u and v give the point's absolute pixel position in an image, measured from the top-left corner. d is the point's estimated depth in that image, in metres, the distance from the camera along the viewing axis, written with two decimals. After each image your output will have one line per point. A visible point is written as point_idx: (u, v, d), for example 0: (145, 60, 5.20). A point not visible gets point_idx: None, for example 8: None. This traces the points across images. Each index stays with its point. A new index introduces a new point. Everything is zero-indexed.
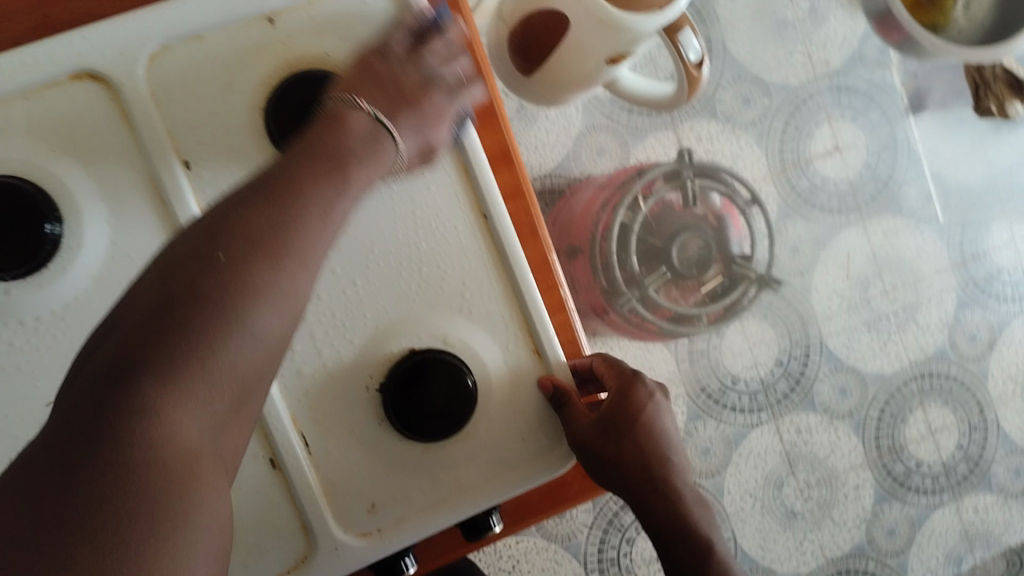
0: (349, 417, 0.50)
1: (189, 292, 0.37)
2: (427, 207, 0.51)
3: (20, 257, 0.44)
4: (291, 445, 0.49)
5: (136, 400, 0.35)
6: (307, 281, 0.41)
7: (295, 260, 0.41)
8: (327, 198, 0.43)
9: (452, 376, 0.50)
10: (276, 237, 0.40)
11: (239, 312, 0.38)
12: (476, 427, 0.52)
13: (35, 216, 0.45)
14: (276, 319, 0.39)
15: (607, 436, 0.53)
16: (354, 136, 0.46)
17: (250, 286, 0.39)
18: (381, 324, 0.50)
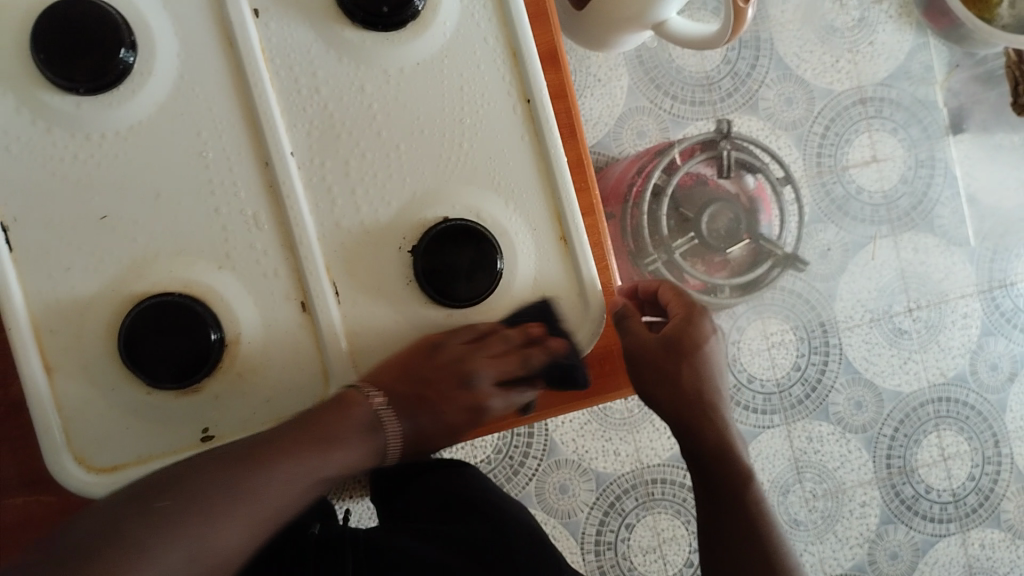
0: (379, 274, 0.52)
1: (132, 511, 0.43)
2: (474, 84, 0.53)
3: (92, 74, 0.47)
4: (322, 291, 0.51)
5: None
6: (234, 534, 0.45)
7: (234, 509, 0.45)
8: (282, 474, 0.47)
9: (482, 245, 0.51)
10: (227, 491, 0.45)
11: (152, 550, 0.42)
12: (498, 302, 0.53)
13: (111, 40, 0.47)
14: (187, 565, 0.43)
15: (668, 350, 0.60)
16: (350, 426, 0.49)
17: (182, 527, 0.43)
18: (418, 191, 0.52)
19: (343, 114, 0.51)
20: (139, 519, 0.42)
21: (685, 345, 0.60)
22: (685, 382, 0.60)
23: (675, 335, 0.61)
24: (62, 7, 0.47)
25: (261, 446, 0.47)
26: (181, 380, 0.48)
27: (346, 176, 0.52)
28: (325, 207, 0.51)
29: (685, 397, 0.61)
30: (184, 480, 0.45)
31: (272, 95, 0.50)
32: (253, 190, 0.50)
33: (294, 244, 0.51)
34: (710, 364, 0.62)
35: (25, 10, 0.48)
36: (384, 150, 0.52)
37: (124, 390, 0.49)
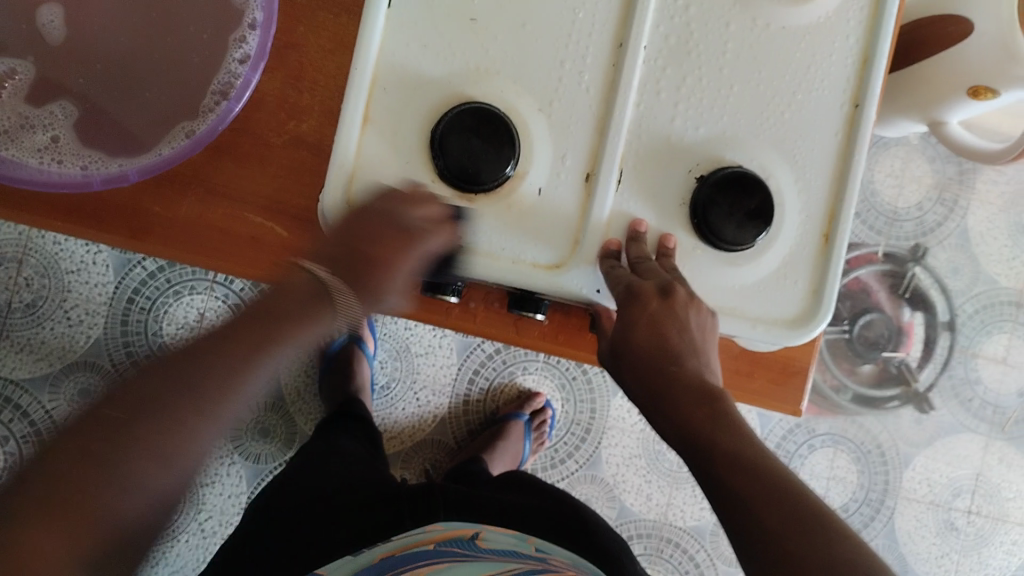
0: (663, 184, 0.55)
1: (212, 352, 0.48)
2: (819, 70, 0.56)
3: None
4: (611, 171, 0.54)
5: (138, 425, 0.45)
6: (262, 371, 0.49)
7: (263, 351, 0.49)
8: (300, 330, 0.50)
9: (763, 202, 0.54)
10: (264, 335, 0.49)
11: (224, 380, 0.48)
12: (749, 258, 0.55)
13: None
14: (254, 387, 0.49)
15: (629, 300, 0.51)
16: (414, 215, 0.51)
17: (234, 361, 0.48)
18: (728, 132, 0.55)
19: (701, 37, 0.55)
20: (220, 358, 0.48)
21: (644, 295, 0.50)
22: (637, 335, 0.51)
23: (647, 288, 0.51)
24: None
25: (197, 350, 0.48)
26: (470, 181, 0.52)
27: (676, 89, 0.55)
28: (646, 107, 0.55)
29: (661, 333, 0.50)
30: (245, 322, 0.50)
31: None
32: (599, 61, 0.54)
33: (609, 122, 0.54)
34: (697, 330, 0.51)
35: None
36: (717, 85, 0.55)
37: (417, 165, 0.53)
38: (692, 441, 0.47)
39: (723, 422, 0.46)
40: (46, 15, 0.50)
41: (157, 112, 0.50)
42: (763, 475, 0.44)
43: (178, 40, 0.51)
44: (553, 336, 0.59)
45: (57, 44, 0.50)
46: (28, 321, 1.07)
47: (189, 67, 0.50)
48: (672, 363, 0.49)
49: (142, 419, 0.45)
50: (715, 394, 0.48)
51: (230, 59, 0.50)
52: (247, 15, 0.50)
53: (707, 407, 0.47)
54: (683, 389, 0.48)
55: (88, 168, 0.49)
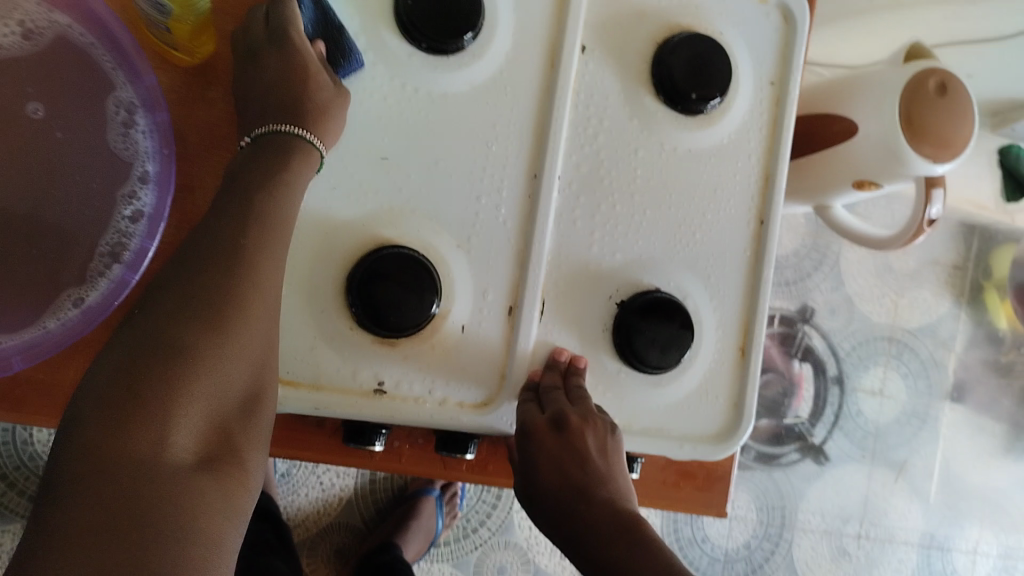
0: (586, 312, 0.55)
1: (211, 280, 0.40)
2: (725, 189, 0.57)
3: (430, 38, 0.50)
4: (533, 304, 0.53)
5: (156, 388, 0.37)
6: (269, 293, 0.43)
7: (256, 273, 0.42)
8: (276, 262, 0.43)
9: (685, 324, 0.54)
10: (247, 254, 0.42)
11: (230, 316, 0.40)
12: (671, 380, 0.56)
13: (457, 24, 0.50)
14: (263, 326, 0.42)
15: (528, 435, 0.49)
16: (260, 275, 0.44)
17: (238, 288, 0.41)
18: (644, 256, 0.56)
19: (612, 162, 0.55)
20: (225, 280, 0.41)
21: (538, 430, 0.49)
22: (543, 471, 0.48)
23: (552, 417, 0.49)
24: None
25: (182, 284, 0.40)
26: (390, 331, 0.50)
27: (592, 216, 0.55)
28: (564, 236, 0.54)
29: (564, 468, 0.48)
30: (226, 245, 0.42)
31: (567, 122, 0.54)
32: (515, 194, 0.53)
33: (528, 255, 0.53)
34: (605, 454, 0.49)
35: None
36: (631, 210, 0.55)
37: (332, 312, 0.50)
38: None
39: (643, 552, 0.44)
40: None
41: (38, 281, 0.45)
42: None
43: (57, 200, 0.46)
44: (484, 467, 0.57)
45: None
46: None
47: (74, 226, 0.46)
48: (581, 500, 0.47)
49: (130, 429, 0.36)
50: (631, 526, 0.45)
51: (118, 216, 0.46)
52: (138, 168, 0.46)
53: (624, 538, 0.45)
54: (597, 528, 0.46)
55: None
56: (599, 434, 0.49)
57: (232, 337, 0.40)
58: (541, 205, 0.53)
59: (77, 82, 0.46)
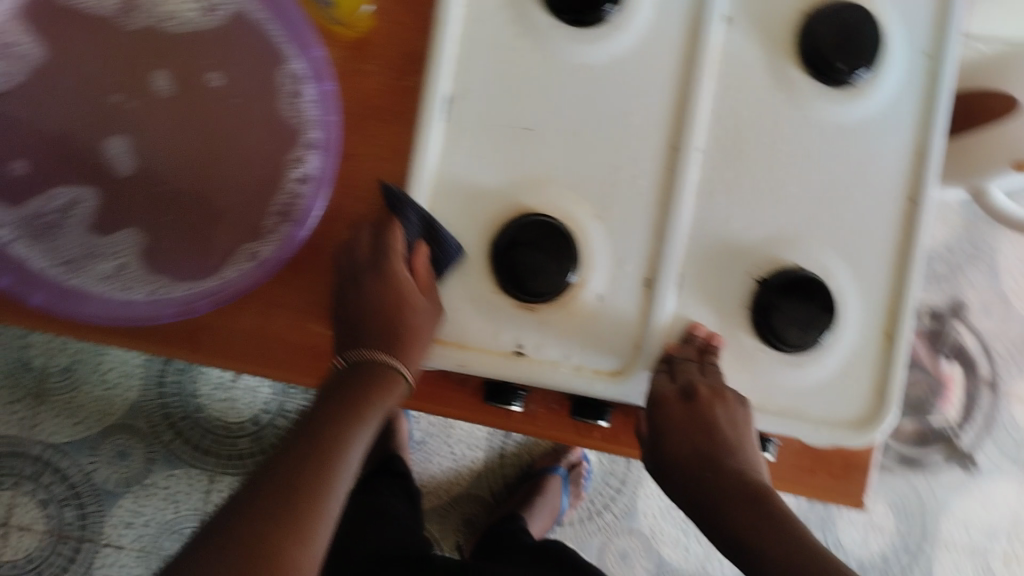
0: (724, 286, 0.55)
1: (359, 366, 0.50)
2: (874, 165, 0.55)
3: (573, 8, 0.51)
4: (667, 277, 0.53)
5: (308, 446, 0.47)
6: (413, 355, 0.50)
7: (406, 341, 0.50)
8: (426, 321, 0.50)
9: (825, 303, 0.53)
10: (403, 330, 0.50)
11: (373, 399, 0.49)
12: (810, 359, 0.55)
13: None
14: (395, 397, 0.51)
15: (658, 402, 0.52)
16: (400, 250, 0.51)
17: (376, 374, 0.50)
18: (784, 231, 0.55)
19: (751, 137, 0.54)
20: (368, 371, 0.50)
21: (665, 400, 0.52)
22: (669, 441, 0.51)
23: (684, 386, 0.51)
24: None
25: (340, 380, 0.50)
26: (529, 294, 0.51)
27: (730, 190, 0.54)
28: (700, 211, 0.54)
29: (695, 440, 0.51)
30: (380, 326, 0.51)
31: (707, 95, 0.53)
32: (654, 167, 0.54)
33: (666, 226, 0.53)
34: (732, 424, 0.51)
35: None
36: (771, 185, 0.55)
37: (475, 275, 0.53)
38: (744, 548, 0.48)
39: (768, 519, 0.48)
40: (113, 149, 0.50)
41: (218, 237, 0.50)
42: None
43: (236, 160, 0.51)
44: (615, 436, 0.58)
45: (122, 176, 0.50)
46: (66, 385, 1.07)
47: (249, 187, 0.50)
48: (709, 472, 0.50)
49: (272, 476, 0.45)
50: (756, 495, 0.49)
51: (287, 179, 0.50)
52: (305, 135, 0.50)
53: (752, 509, 0.48)
54: (726, 496, 0.49)
55: (156, 294, 0.48)
56: (729, 406, 0.51)
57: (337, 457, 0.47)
58: (679, 178, 0.53)
59: (254, 50, 0.50)
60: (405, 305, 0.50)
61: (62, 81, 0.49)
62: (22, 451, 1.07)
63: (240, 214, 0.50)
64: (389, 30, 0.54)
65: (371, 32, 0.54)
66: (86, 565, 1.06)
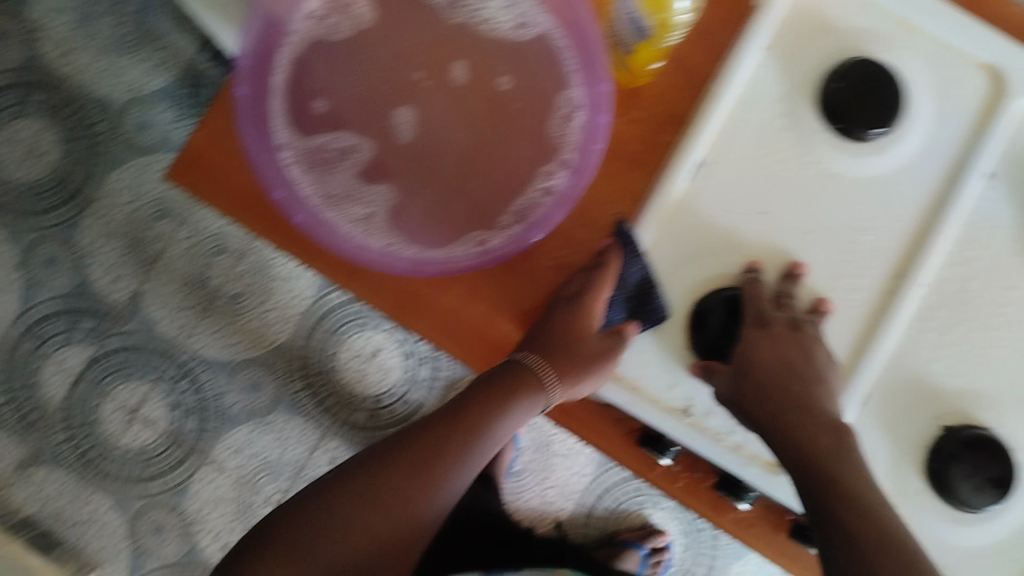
0: (906, 421, 0.55)
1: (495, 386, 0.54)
2: None
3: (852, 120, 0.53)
4: (855, 394, 0.54)
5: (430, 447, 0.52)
6: (569, 392, 0.54)
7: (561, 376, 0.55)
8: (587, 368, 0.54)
9: (1008, 473, 0.52)
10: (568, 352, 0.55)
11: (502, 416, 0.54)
12: (973, 522, 0.54)
13: (876, 117, 0.53)
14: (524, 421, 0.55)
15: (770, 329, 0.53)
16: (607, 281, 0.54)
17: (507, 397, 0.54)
18: (982, 391, 0.54)
19: (977, 291, 0.55)
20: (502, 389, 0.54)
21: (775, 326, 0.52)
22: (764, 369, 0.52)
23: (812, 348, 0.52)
24: (854, 71, 0.53)
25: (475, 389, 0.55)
26: (702, 351, 0.54)
27: (941, 334, 0.55)
28: (904, 343, 0.55)
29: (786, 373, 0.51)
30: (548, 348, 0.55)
31: (949, 239, 0.54)
32: (872, 288, 0.54)
33: (866, 346, 0.54)
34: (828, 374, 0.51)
35: (838, 49, 0.54)
36: (984, 343, 0.55)
37: (670, 331, 0.55)
38: (812, 484, 0.48)
39: (839, 456, 0.48)
40: (399, 118, 0.56)
41: (459, 218, 0.55)
42: (889, 546, 0.43)
43: (496, 159, 0.55)
44: (747, 526, 0.57)
45: (400, 143, 0.56)
46: (228, 309, 1.14)
47: (500, 184, 0.55)
48: (796, 395, 0.51)
49: (379, 475, 0.51)
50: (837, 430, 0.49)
51: (534, 188, 0.54)
52: (564, 154, 0.54)
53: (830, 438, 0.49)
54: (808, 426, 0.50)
55: (390, 247, 0.53)
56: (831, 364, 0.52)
57: (439, 477, 0.52)
58: (895, 307, 0.54)
59: (547, 68, 0.54)
60: (580, 334, 0.55)
61: (378, 47, 0.56)
62: (170, 353, 1.13)
63: (486, 205, 0.55)
64: (662, 88, 0.57)
65: (648, 87, 0.57)
66: (187, 474, 1.12)
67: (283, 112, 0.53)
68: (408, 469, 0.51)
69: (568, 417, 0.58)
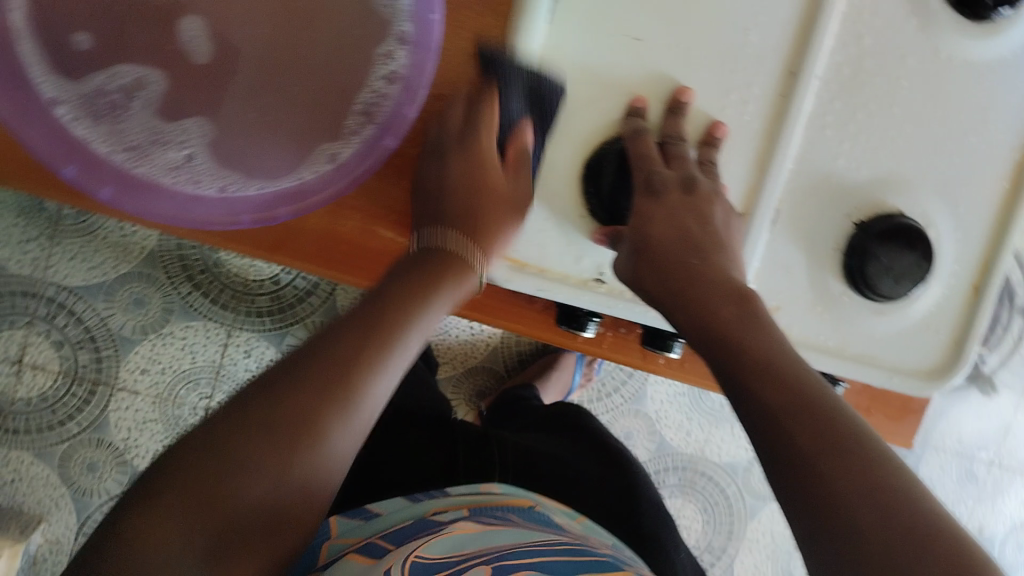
0: (821, 227, 0.52)
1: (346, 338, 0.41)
2: (996, 114, 0.51)
3: None
4: (766, 214, 0.51)
5: (298, 396, 0.39)
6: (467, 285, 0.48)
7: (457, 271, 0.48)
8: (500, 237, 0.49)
9: (925, 254, 0.51)
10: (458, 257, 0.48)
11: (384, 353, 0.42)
12: (896, 308, 0.53)
13: None
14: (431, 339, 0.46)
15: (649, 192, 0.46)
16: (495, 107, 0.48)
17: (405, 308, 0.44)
18: (892, 175, 0.51)
19: (875, 71, 0.50)
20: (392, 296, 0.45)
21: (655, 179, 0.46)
22: (653, 234, 0.46)
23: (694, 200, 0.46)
24: None
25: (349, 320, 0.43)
26: (607, 215, 0.49)
27: (843, 126, 0.51)
28: (808, 145, 0.51)
29: (681, 226, 0.46)
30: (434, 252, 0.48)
31: (838, 21, 0.48)
32: (767, 93, 0.49)
33: (771, 160, 0.50)
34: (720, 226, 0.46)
35: None
36: (889, 124, 0.51)
37: (565, 197, 0.49)
38: (723, 364, 0.41)
39: (750, 324, 0.42)
40: (187, 30, 0.44)
41: (298, 133, 0.46)
42: (815, 414, 0.37)
43: (320, 47, 0.45)
44: (680, 364, 0.56)
45: (199, 62, 0.45)
46: (78, 227, 0.98)
47: (333, 79, 0.46)
48: (696, 268, 0.45)
49: (239, 438, 0.37)
50: (744, 295, 0.43)
51: (374, 75, 0.45)
52: (398, 26, 0.44)
53: (735, 308, 0.42)
54: (709, 289, 0.44)
55: (226, 191, 0.45)
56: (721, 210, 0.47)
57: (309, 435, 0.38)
58: (793, 108, 0.49)
59: None
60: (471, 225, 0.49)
61: None
62: (35, 291, 0.99)
63: (326, 109, 0.46)
64: None
65: None
66: (100, 409, 1.00)
67: (40, 57, 0.42)
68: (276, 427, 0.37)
69: (478, 309, 0.54)
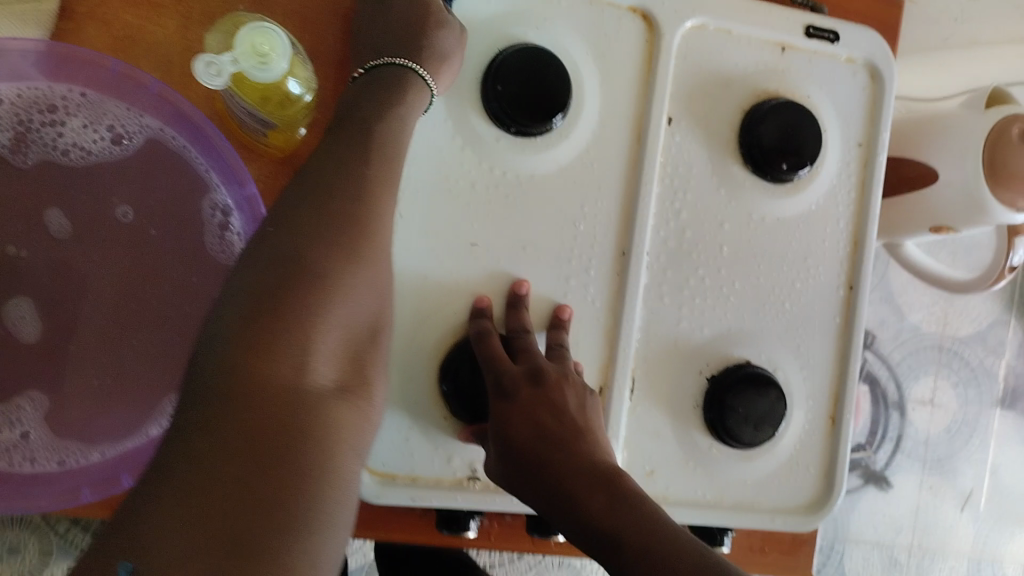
0: (677, 387, 0.54)
1: (259, 314, 0.37)
2: (813, 259, 0.56)
3: (523, 118, 0.49)
4: (624, 383, 0.52)
5: (216, 405, 0.35)
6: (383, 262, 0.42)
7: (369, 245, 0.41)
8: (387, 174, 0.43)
9: (775, 403, 0.53)
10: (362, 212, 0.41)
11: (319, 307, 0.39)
12: (763, 452, 0.55)
13: (549, 102, 0.49)
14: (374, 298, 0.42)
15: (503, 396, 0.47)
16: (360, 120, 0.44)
17: (325, 278, 0.39)
18: (733, 328, 0.55)
19: (696, 239, 0.54)
20: (308, 248, 0.39)
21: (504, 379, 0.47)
22: (516, 436, 0.46)
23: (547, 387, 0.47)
24: (504, 72, 0.49)
25: (255, 296, 0.38)
26: (467, 415, 0.49)
27: (679, 292, 0.54)
28: (651, 314, 0.53)
29: (538, 421, 0.46)
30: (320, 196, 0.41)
31: (653, 198, 0.52)
32: (603, 273, 0.52)
33: (618, 333, 0.52)
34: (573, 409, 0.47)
35: (483, 51, 0.50)
36: (721, 283, 0.54)
37: (427, 403, 0.50)
38: (600, 547, 0.42)
39: (624, 510, 0.42)
40: (16, 313, 0.46)
41: (137, 391, 0.46)
42: None
43: (145, 302, 0.46)
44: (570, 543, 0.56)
45: (30, 344, 0.46)
46: None
47: (169, 333, 0.47)
48: (561, 460, 0.45)
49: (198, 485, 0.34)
50: (609, 478, 0.44)
51: None
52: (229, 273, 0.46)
53: (604, 494, 0.43)
54: (577, 481, 0.44)
55: (66, 462, 0.44)
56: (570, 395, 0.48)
57: (256, 452, 0.35)
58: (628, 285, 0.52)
59: (170, 186, 0.47)
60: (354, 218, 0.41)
61: None
62: None
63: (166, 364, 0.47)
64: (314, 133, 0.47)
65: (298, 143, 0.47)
66: None
67: None
68: (209, 460, 0.34)
69: (358, 526, 0.52)
